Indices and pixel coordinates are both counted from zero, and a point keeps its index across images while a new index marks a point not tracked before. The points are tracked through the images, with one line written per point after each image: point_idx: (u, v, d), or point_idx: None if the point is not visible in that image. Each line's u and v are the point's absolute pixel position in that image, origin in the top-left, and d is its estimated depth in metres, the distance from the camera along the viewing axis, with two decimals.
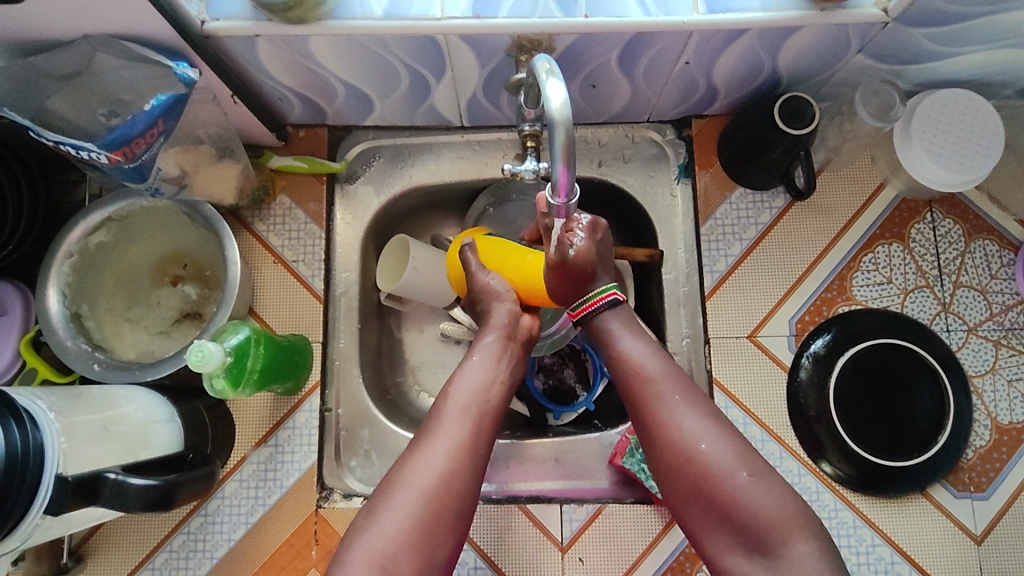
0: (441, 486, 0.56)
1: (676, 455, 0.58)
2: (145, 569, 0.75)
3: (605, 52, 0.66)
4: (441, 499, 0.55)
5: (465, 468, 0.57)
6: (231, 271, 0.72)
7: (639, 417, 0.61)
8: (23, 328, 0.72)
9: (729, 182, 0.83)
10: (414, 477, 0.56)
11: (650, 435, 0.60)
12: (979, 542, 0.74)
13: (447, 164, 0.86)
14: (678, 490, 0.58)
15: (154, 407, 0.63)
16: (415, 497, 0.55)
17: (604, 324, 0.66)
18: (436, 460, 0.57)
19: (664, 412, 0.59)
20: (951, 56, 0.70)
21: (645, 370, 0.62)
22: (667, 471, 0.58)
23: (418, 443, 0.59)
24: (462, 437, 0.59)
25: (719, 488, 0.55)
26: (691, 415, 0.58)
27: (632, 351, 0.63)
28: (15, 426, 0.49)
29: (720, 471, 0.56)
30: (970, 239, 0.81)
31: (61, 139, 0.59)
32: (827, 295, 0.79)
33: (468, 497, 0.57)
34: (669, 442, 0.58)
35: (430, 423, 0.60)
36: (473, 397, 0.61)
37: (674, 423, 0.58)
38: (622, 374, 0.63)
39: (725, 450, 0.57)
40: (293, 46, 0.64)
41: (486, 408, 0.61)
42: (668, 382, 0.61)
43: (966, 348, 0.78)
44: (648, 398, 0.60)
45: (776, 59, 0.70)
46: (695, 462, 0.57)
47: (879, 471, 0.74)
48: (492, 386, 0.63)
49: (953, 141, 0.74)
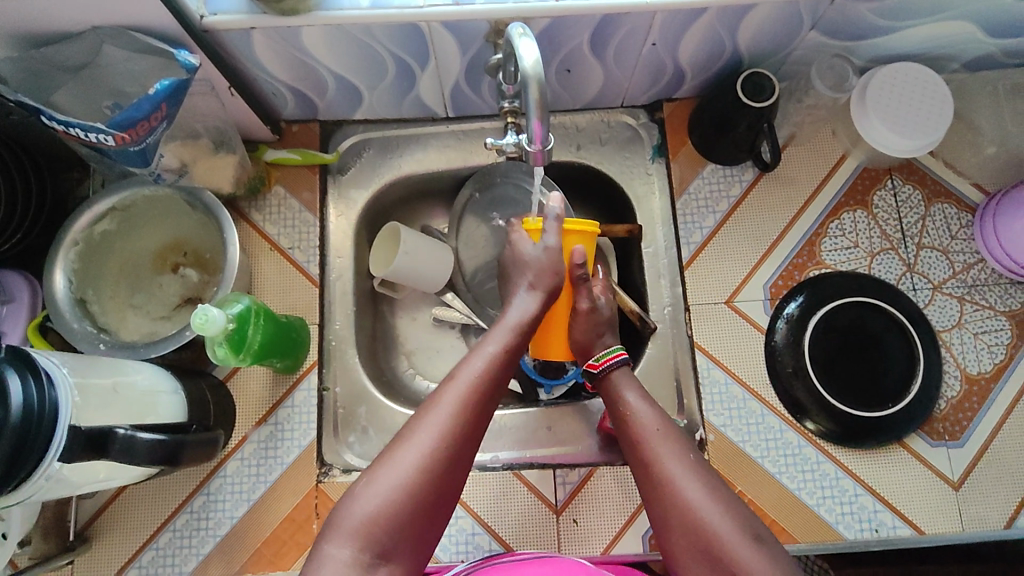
0: (443, 449, 0.56)
1: (680, 517, 0.57)
2: (148, 550, 0.76)
3: (576, 35, 0.72)
4: (441, 465, 0.55)
5: (466, 440, 0.57)
6: (230, 252, 0.75)
7: (644, 473, 0.61)
8: (30, 313, 0.75)
9: (700, 159, 0.88)
10: (417, 443, 0.56)
11: (654, 496, 0.59)
12: (957, 488, 0.77)
13: (433, 154, 0.91)
14: (681, 548, 0.57)
15: (158, 378, 0.65)
16: (416, 462, 0.55)
17: (618, 381, 0.69)
18: (440, 426, 0.57)
19: (670, 473, 0.59)
20: (896, 31, 0.76)
21: (648, 434, 0.63)
22: (669, 531, 0.58)
23: (422, 409, 0.59)
24: (468, 408, 0.59)
25: (724, 551, 0.54)
26: (694, 482, 0.58)
27: (641, 410, 0.65)
28: (33, 380, 0.51)
29: (726, 535, 0.55)
30: (929, 203, 0.85)
31: (70, 120, 0.62)
32: (798, 260, 0.84)
33: (463, 468, 0.58)
34: (674, 503, 0.58)
35: (436, 394, 0.60)
36: (482, 373, 0.61)
37: (679, 484, 0.58)
38: (630, 429, 0.64)
39: (731, 514, 0.56)
40: (287, 37, 0.69)
41: (493, 386, 0.61)
42: (671, 446, 0.61)
43: (933, 305, 0.82)
44: (657, 455, 0.61)
45: (736, 39, 0.75)
46: (700, 525, 0.56)
47: (857, 424, 0.78)
48: (501, 367, 0.63)
49: (905, 109, 0.79)
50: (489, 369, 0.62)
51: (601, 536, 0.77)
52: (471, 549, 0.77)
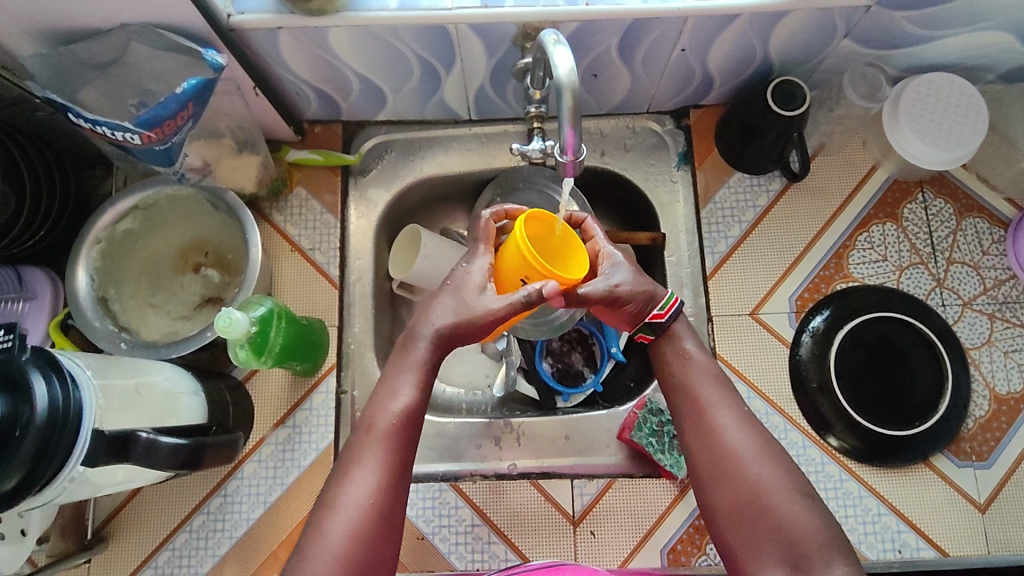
0: (368, 512, 0.56)
1: (727, 467, 0.59)
2: (164, 550, 0.76)
3: (605, 40, 0.71)
4: (372, 534, 0.56)
5: (393, 500, 0.57)
6: (253, 253, 0.75)
7: (693, 420, 0.63)
8: (52, 310, 0.75)
9: (727, 168, 0.86)
10: (344, 511, 0.56)
11: (703, 443, 0.61)
12: (983, 510, 0.76)
13: (456, 157, 0.90)
14: (723, 497, 0.59)
15: (180, 378, 0.65)
16: (345, 527, 0.55)
17: (680, 334, 0.67)
18: (364, 490, 0.56)
19: (721, 423, 0.61)
20: (932, 40, 0.74)
21: (703, 383, 0.64)
22: (714, 479, 0.59)
23: (344, 469, 0.58)
24: (387, 465, 0.58)
25: (768, 501, 0.56)
26: (745, 434, 0.60)
27: (696, 358, 0.66)
28: (57, 382, 0.50)
29: (772, 489, 0.57)
30: (961, 217, 0.84)
31: (97, 119, 0.61)
32: (825, 273, 0.82)
33: (396, 527, 0.58)
34: (721, 454, 0.60)
35: (354, 448, 0.59)
36: (397, 420, 0.59)
37: (727, 432, 0.60)
38: (682, 376, 0.65)
39: (778, 467, 0.58)
40: (314, 38, 0.68)
41: (408, 434, 0.60)
42: (726, 396, 0.63)
43: (962, 322, 0.81)
44: (709, 404, 0.63)
45: (767, 46, 0.74)
46: (747, 475, 0.58)
47: (882, 441, 0.76)
48: (417, 408, 0.61)
49: (940, 122, 0.77)
50: (406, 414, 0.60)
51: (618, 550, 0.76)
52: (487, 558, 0.76)
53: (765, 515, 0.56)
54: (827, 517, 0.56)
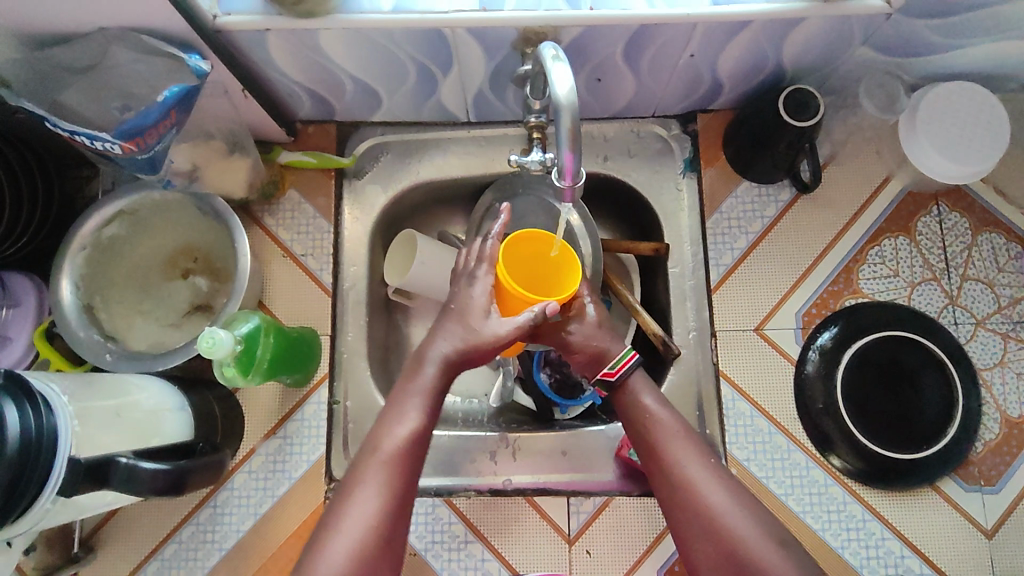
0: (369, 536, 0.54)
1: (704, 526, 0.56)
2: (153, 561, 0.75)
3: (610, 45, 0.67)
4: (373, 559, 0.53)
5: (394, 525, 0.55)
6: (242, 262, 0.72)
7: (662, 479, 0.60)
8: (37, 318, 0.73)
9: (734, 176, 0.83)
10: (344, 534, 0.54)
11: (677, 501, 0.58)
12: (989, 536, 0.74)
13: (453, 160, 0.87)
14: (703, 555, 0.56)
15: (164, 395, 0.63)
16: (343, 553, 0.53)
17: (636, 387, 0.65)
18: (365, 514, 0.54)
19: (692, 478, 0.58)
20: (955, 49, 0.70)
21: (669, 435, 0.61)
22: (692, 538, 0.57)
23: (345, 492, 0.56)
24: (389, 489, 0.56)
25: (751, 556, 0.54)
26: (717, 488, 0.57)
27: (658, 412, 0.63)
28: (30, 409, 0.49)
29: (752, 540, 0.54)
30: (977, 232, 0.81)
31: (75, 128, 0.60)
32: (833, 288, 0.80)
33: (395, 553, 0.55)
34: (696, 513, 0.57)
35: (357, 471, 0.57)
36: (404, 445, 0.58)
37: (702, 487, 0.57)
38: (647, 432, 0.62)
39: (754, 518, 0.56)
40: (303, 40, 0.65)
41: (413, 458, 0.59)
42: (693, 450, 0.60)
43: (974, 341, 0.78)
44: (675, 459, 0.59)
45: (780, 52, 0.70)
46: (727, 532, 0.55)
47: (887, 464, 0.74)
48: (422, 433, 0.60)
49: (959, 134, 0.74)
50: (413, 439, 0.59)
51: (613, 570, 0.74)
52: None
53: (748, 571, 0.53)
54: (805, 563, 0.54)
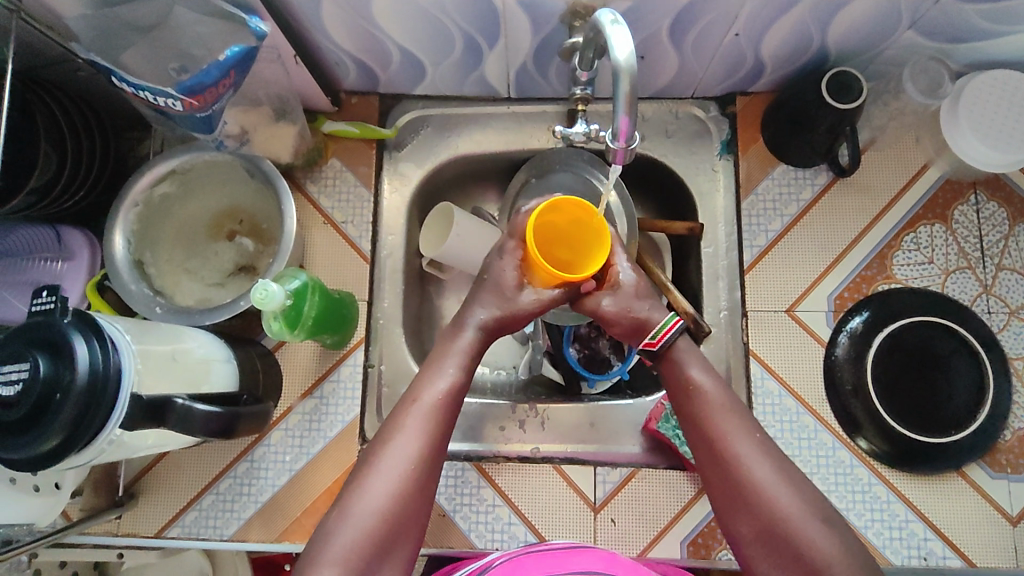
0: (409, 474, 0.56)
1: (746, 496, 0.58)
2: (191, 510, 0.78)
3: (657, 21, 0.68)
4: (407, 498, 0.56)
5: (429, 470, 0.58)
6: (288, 224, 0.74)
7: (710, 449, 0.62)
8: (89, 272, 0.75)
9: (772, 159, 0.84)
10: (384, 472, 0.56)
11: (721, 471, 0.60)
12: (1014, 523, 0.74)
13: (492, 135, 0.89)
14: (747, 527, 0.58)
15: (213, 347, 0.66)
16: (384, 493, 0.55)
17: (683, 356, 0.67)
18: (404, 454, 0.57)
19: (737, 451, 0.60)
20: (1001, 36, 0.70)
21: (717, 407, 0.63)
22: (731, 506, 0.59)
23: (385, 436, 0.59)
24: (426, 435, 0.59)
25: (788, 527, 0.56)
26: (763, 463, 0.59)
27: (705, 383, 0.64)
28: (97, 345, 0.51)
29: (794, 513, 0.56)
30: (1014, 222, 0.81)
31: (140, 84, 0.61)
32: (867, 273, 0.80)
33: (426, 498, 0.58)
34: (742, 484, 0.59)
35: (398, 418, 0.60)
36: (442, 398, 0.61)
37: (747, 461, 0.59)
38: (693, 403, 0.64)
39: (800, 497, 0.57)
40: (357, 7, 0.67)
41: (449, 412, 0.62)
42: (739, 424, 0.61)
43: (1007, 331, 0.78)
44: (719, 433, 0.61)
45: (825, 34, 0.71)
46: (767, 504, 0.57)
47: (915, 448, 0.75)
48: (458, 389, 0.63)
49: (1002, 121, 0.74)
50: (451, 393, 0.62)
51: (637, 540, 0.76)
52: (507, 539, 0.77)
53: (785, 540, 0.55)
54: (844, 535, 0.56)
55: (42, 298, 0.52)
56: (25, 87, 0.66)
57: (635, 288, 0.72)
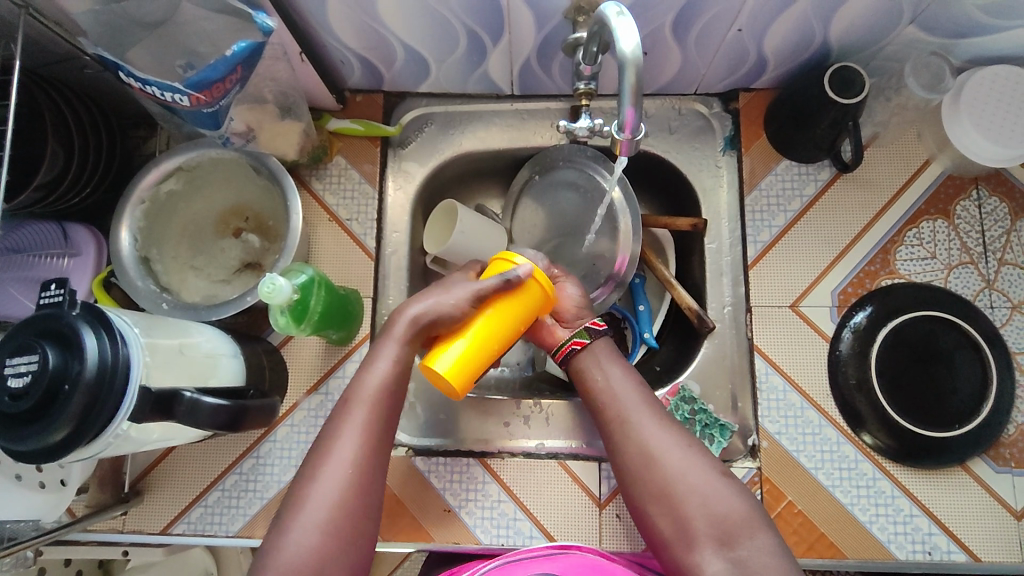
0: (349, 477, 0.57)
1: (646, 470, 0.60)
2: (197, 507, 0.78)
3: (660, 16, 0.68)
4: (352, 502, 0.56)
5: (370, 471, 0.58)
6: (294, 220, 0.74)
7: (617, 433, 0.63)
8: (96, 268, 0.75)
9: (775, 155, 0.84)
10: (327, 478, 0.56)
11: (627, 451, 0.62)
12: (1019, 517, 0.74)
13: (496, 132, 0.89)
14: (651, 501, 0.59)
15: (220, 342, 0.67)
16: (328, 497, 0.56)
17: (598, 353, 0.68)
18: (344, 459, 0.57)
19: (638, 428, 0.62)
20: (1002, 31, 0.70)
21: (622, 396, 0.65)
22: (633, 479, 0.61)
23: (325, 439, 0.59)
24: (365, 436, 0.59)
25: (682, 494, 0.58)
26: (664, 437, 0.61)
27: (608, 372, 0.67)
28: (106, 338, 0.51)
29: (686, 479, 0.58)
30: (1016, 217, 0.81)
31: (148, 79, 0.61)
32: (870, 268, 0.81)
33: (374, 499, 0.58)
34: (645, 459, 0.61)
35: (341, 415, 0.60)
36: (379, 394, 0.61)
37: (648, 437, 0.61)
38: (599, 394, 0.66)
39: (702, 466, 0.60)
40: (362, 4, 0.67)
41: (386, 409, 0.62)
42: (639, 405, 0.64)
43: (1010, 325, 0.79)
44: (620, 417, 0.64)
45: (827, 29, 0.71)
46: (666, 474, 0.59)
47: (919, 442, 0.75)
48: (394, 384, 0.63)
49: (1003, 116, 0.74)
50: (384, 390, 0.62)
51: (643, 535, 0.76)
52: (512, 534, 0.77)
53: (683, 505, 0.57)
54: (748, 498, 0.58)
55: (52, 291, 0.52)
56: (34, 83, 0.67)
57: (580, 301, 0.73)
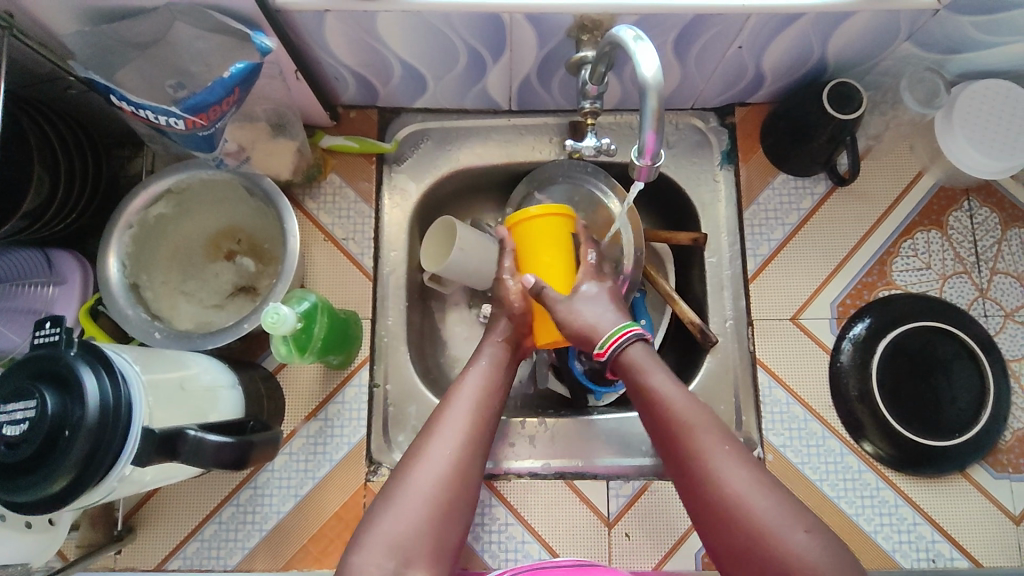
0: (458, 456, 0.59)
1: (727, 517, 0.53)
2: (192, 541, 0.75)
3: (662, 34, 0.68)
4: (458, 481, 0.57)
5: (476, 454, 0.60)
6: (290, 242, 0.72)
7: (681, 467, 0.58)
8: (82, 296, 0.72)
9: (771, 168, 0.85)
10: (441, 443, 0.60)
11: (693, 490, 0.56)
12: (1017, 522, 0.76)
13: (493, 148, 0.88)
14: (725, 548, 0.54)
15: (218, 373, 0.64)
16: (434, 472, 0.57)
17: (642, 368, 0.65)
18: (450, 443, 0.60)
19: (707, 464, 0.56)
20: (994, 47, 0.72)
21: (686, 421, 0.59)
22: (712, 526, 0.54)
23: (430, 426, 0.62)
24: (473, 420, 0.63)
25: (776, 550, 0.51)
26: (737, 471, 0.55)
27: (666, 389, 0.62)
28: (106, 378, 0.49)
29: (774, 528, 0.51)
30: (1006, 227, 0.83)
31: (141, 103, 0.59)
32: (867, 279, 0.81)
33: (474, 483, 0.59)
34: (716, 498, 0.54)
35: (445, 407, 0.64)
36: (483, 391, 0.67)
37: (718, 474, 0.55)
38: (662, 415, 0.61)
39: (780, 506, 0.53)
40: (362, 22, 0.66)
41: (490, 407, 0.66)
42: (707, 434, 0.58)
43: (1004, 333, 0.80)
44: (694, 450, 0.57)
45: (826, 46, 0.72)
46: (751, 522, 0.52)
47: (920, 451, 0.76)
48: (496, 387, 0.68)
49: (995, 129, 0.76)
50: (487, 387, 0.67)
51: (652, 554, 0.75)
52: (521, 557, 0.75)
53: (774, 563, 0.50)
54: (839, 553, 0.50)
55: (46, 330, 0.50)
56: (16, 105, 0.64)
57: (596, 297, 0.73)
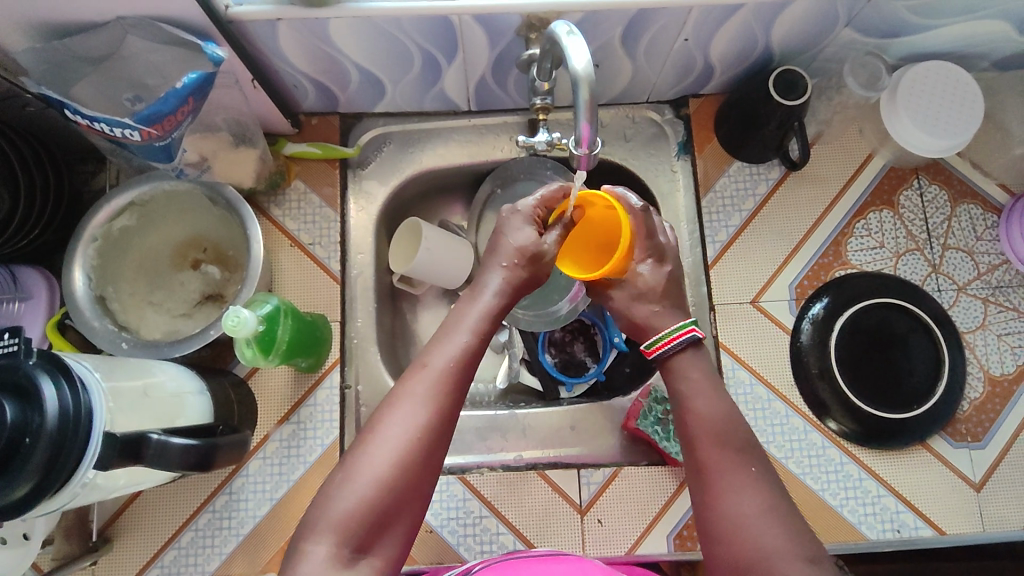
0: (416, 438, 0.55)
1: (731, 528, 0.55)
2: (170, 549, 0.76)
3: (609, 30, 0.70)
4: (413, 464, 0.54)
5: (440, 432, 0.56)
6: (253, 248, 0.73)
7: (699, 480, 0.59)
8: (49, 311, 0.73)
9: (726, 157, 0.87)
10: (390, 436, 0.55)
11: (707, 504, 0.58)
12: (979, 489, 0.78)
13: (455, 149, 0.89)
14: (725, 559, 0.55)
15: (184, 379, 0.65)
16: (389, 457, 0.54)
17: (681, 369, 0.64)
18: (411, 421, 0.56)
19: (728, 484, 0.57)
20: (930, 30, 0.75)
21: (711, 444, 0.60)
22: (717, 540, 0.56)
23: (393, 399, 0.58)
24: (437, 397, 0.57)
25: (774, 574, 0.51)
26: (750, 495, 0.56)
27: (703, 404, 0.62)
28: (66, 386, 0.50)
29: (776, 555, 0.52)
30: (955, 203, 0.85)
31: (95, 116, 0.61)
32: (823, 260, 0.84)
33: (433, 465, 0.56)
34: (726, 516, 0.56)
35: (407, 383, 0.58)
36: (455, 360, 0.59)
37: (735, 496, 0.56)
38: (690, 429, 0.61)
39: (786, 535, 0.53)
40: (314, 30, 0.67)
41: (463, 375, 0.59)
42: (731, 456, 0.59)
43: (957, 306, 0.83)
44: (715, 461, 0.59)
45: (770, 35, 0.74)
46: (749, 540, 0.54)
47: (881, 425, 0.78)
48: (474, 352, 0.61)
49: (937, 109, 0.78)
50: (463, 354, 0.60)
51: (625, 538, 0.77)
52: (496, 548, 0.77)
53: None
54: None
55: (4, 341, 0.50)
56: None
57: (650, 285, 0.68)
